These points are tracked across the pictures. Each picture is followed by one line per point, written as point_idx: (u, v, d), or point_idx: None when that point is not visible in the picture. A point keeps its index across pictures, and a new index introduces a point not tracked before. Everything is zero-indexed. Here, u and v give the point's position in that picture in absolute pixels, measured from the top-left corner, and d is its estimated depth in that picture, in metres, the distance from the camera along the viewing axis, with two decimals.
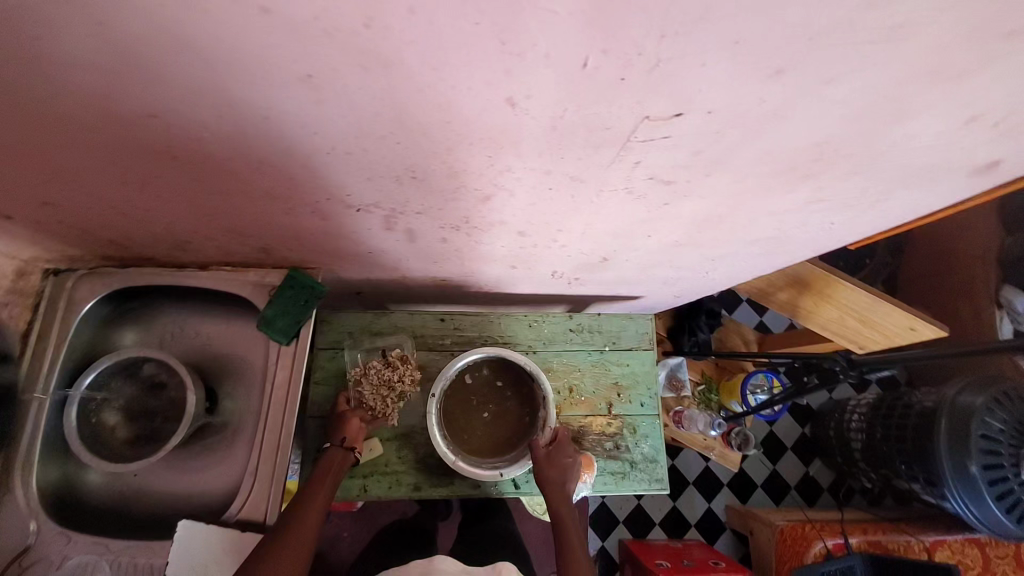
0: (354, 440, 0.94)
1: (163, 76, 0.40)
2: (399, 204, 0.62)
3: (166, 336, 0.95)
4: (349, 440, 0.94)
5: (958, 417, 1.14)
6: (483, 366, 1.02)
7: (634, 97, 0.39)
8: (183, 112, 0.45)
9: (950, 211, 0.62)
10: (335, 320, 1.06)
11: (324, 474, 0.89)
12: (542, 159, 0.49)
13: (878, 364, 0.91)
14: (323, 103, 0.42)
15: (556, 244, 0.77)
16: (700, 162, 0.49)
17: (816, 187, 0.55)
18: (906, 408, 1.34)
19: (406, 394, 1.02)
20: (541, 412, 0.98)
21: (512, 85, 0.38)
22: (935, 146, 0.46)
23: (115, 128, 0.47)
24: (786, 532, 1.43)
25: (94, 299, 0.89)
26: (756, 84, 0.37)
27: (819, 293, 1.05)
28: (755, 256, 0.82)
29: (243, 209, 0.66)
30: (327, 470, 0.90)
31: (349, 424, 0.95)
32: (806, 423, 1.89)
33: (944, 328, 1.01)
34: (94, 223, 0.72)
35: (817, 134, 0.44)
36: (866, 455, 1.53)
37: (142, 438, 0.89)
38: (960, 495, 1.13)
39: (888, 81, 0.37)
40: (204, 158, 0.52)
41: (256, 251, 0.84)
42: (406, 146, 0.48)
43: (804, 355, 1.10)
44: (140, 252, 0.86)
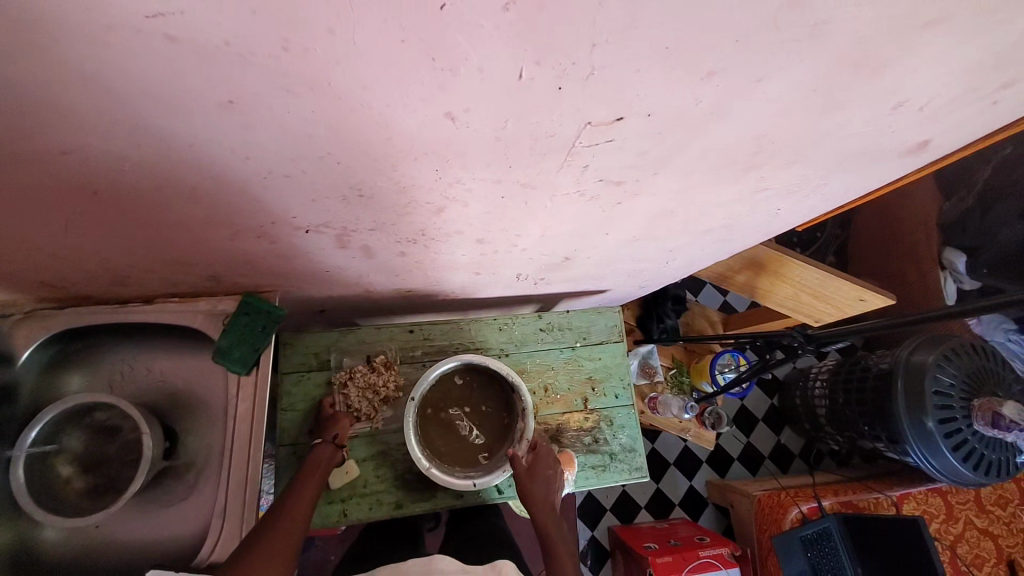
0: (342, 437, 0.93)
1: (70, 111, 0.37)
2: (350, 223, 0.60)
3: (116, 377, 0.90)
4: (339, 435, 0.92)
5: (913, 376, 1.20)
6: (467, 372, 1.01)
7: (574, 105, 0.39)
8: (98, 146, 0.41)
9: (887, 189, 0.65)
10: (298, 342, 1.02)
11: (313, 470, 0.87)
12: (490, 169, 0.48)
13: (833, 337, 0.95)
14: (252, 128, 0.40)
15: (516, 248, 0.76)
16: (646, 161, 0.49)
17: (761, 177, 0.56)
18: (864, 371, 1.40)
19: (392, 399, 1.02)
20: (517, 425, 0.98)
21: (448, 99, 0.37)
22: (867, 132, 0.48)
23: (25, 168, 0.44)
24: (763, 501, 1.53)
25: (31, 346, 0.82)
26: (691, 86, 0.37)
27: (774, 273, 1.08)
28: (712, 243, 0.83)
29: (183, 239, 0.62)
30: (315, 467, 0.88)
31: (338, 421, 0.94)
32: (775, 395, 1.97)
33: (891, 296, 1.06)
34: (18, 266, 0.66)
35: (757, 128, 0.45)
36: (832, 420, 1.60)
37: (99, 488, 0.84)
38: (920, 449, 1.19)
39: (817, 75, 0.38)
40: (132, 191, 0.49)
41: (204, 280, 0.80)
42: (348, 165, 0.46)
43: (766, 333, 1.14)
44: (77, 291, 0.80)
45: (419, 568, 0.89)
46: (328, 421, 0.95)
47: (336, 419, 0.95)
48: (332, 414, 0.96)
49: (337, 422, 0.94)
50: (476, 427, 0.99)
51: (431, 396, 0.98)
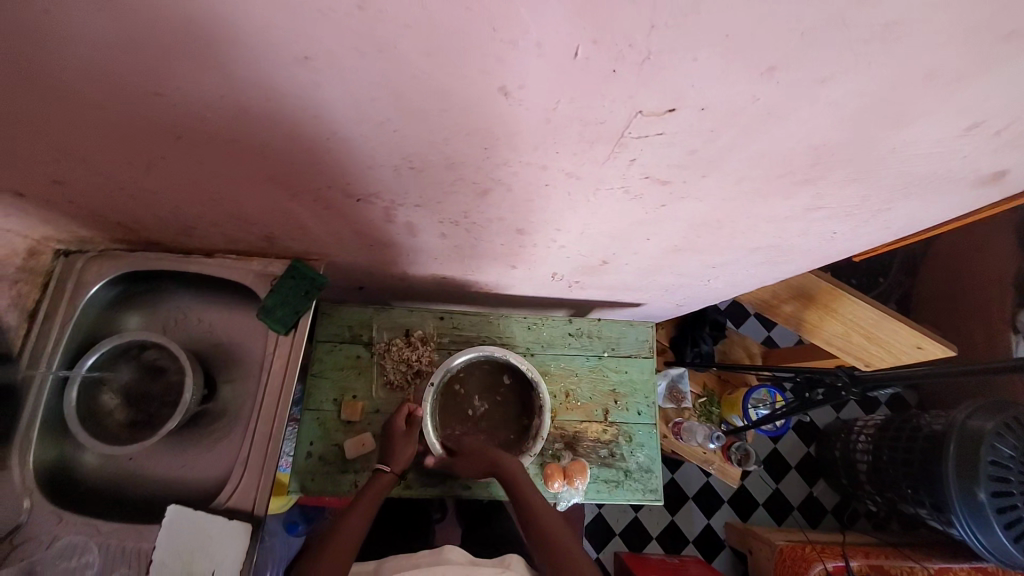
0: (402, 468, 0.91)
1: (168, 55, 0.41)
2: (398, 196, 0.63)
3: (169, 322, 0.96)
4: (399, 467, 0.91)
5: (967, 440, 1.11)
6: (489, 363, 1.02)
7: (627, 91, 0.39)
8: (186, 90, 0.45)
9: (959, 222, 0.61)
10: (335, 314, 1.06)
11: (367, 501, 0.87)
12: (538, 153, 0.49)
13: (882, 380, 0.89)
14: (321, 86, 0.42)
15: (555, 245, 0.76)
16: (695, 162, 0.49)
17: (816, 194, 0.54)
18: (913, 430, 1.30)
19: (424, 374, 1.05)
20: (534, 421, 0.98)
21: (506, 73, 0.38)
22: (934, 155, 0.46)
23: (121, 106, 0.48)
24: (785, 552, 1.41)
25: (102, 281, 0.91)
26: (749, 82, 0.37)
27: (823, 307, 1.03)
28: (758, 264, 0.81)
29: (245, 195, 0.66)
30: (371, 497, 0.88)
31: (404, 449, 0.92)
32: (810, 442, 1.86)
33: (952, 346, 0.98)
34: (102, 204, 0.73)
35: (817, 135, 0.43)
36: (872, 478, 1.49)
37: (139, 423, 0.90)
38: (967, 523, 1.09)
39: (884, 83, 0.36)
40: (207, 139, 0.53)
41: (259, 240, 0.85)
42: (405, 134, 0.48)
43: (806, 369, 1.08)
44: (148, 237, 0.87)
45: (429, 560, 0.91)
46: (394, 444, 0.93)
47: (403, 444, 0.93)
48: (402, 434, 0.94)
49: (402, 449, 0.93)
50: (493, 419, 1.01)
51: (458, 379, 1.00)
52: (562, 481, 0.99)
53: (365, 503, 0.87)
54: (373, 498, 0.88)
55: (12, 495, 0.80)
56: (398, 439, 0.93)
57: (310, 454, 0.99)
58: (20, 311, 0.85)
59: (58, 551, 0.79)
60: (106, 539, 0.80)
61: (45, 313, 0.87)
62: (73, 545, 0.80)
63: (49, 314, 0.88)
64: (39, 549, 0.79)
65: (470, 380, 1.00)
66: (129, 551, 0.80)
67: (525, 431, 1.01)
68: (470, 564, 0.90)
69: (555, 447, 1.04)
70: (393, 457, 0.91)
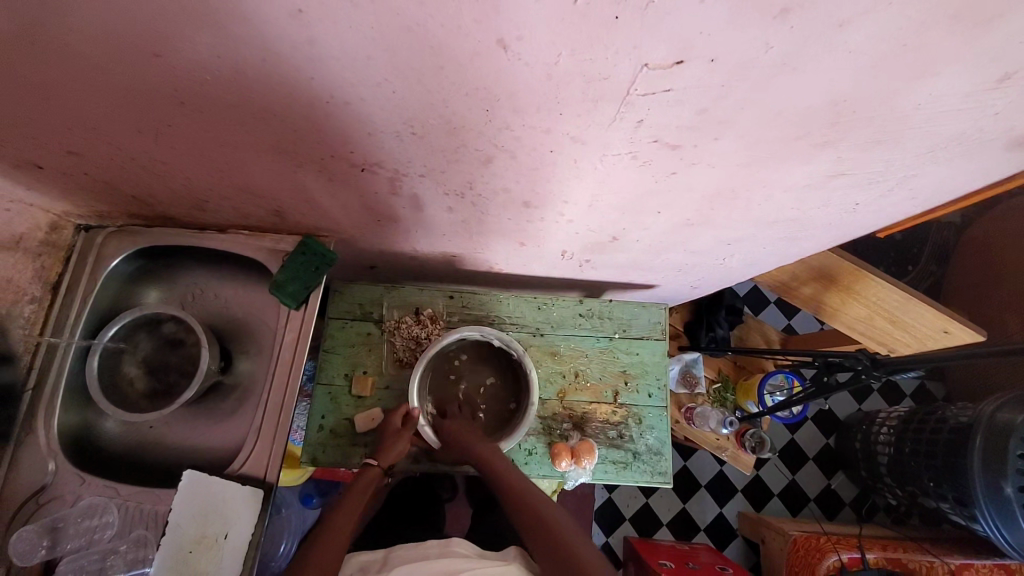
0: (390, 462, 0.90)
1: (166, 15, 0.41)
2: (404, 165, 0.62)
3: (188, 296, 0.98)
4: (388, 461, 0.90)
5: (995, 434, 1.05)
6: (447, 357, 1.02)
7: (631, 41, 0.37)
8: (185, 51, 0.45)
9: (1001, 187, 0.57)
10: (346, 292, 1.07)
11: (356, 496, 0.87)
12: (540, 115, 0.48)
13: (904, 364, 0.85)
14: (316, 43, 0.42)
15: (563, 219, 0.74)
16: (705, 122, 0.46)
17: (836, 158, 0.52)
18: (938, 422, 1.25)
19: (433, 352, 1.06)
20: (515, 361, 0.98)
21: (502, 23, 0.37)
22: (965, 110, 0.44)
23: (125, 69, 0.49)
24: (799, 543, 1.37)
25: (121, 256, 0.92)
26: (762, 27, 0.35)
27: (845, 288, 0.99)
28: (775, 241, 0.78)
29: (252, 164, 0.67)
30: (360, 492, 0.88)
31: (397, 443, 0.91)
32: (830, 433, 1.81)
33: (982, 332, 0.93)
34: (116, 176, 0.74)
35: (837, 88, 0.41)
36: (893, 470, 1.45)
37: (158, 392, 0.92)
38: (991, 519, 1.04)
39: (908, 23, 0.34)
40: (210, 103, 0.53)
41: (270, 214, 0.86)
42: (403, 95, 0.47)
43: (825, 353, 1.04)
44: (162, 211, 0.88)
45: (435, 550, 0.91)
46: (388, 438, 0.92)
47: (395, 440, 0.92)
48: (396, 430, 0.93)
49: (395, 444, 0.91)
50: (490, 391, 1.02)
51: (450, 361, 1.02)
52: (569, 461, 0.99)
53: (355, 496, 0.87)
54: (362, 492, 0.88)
55: (37, 456, 0.83)
56: (391, 435, 0.92)
57: (322, 427, 1.00)
58: (43, 283, 0.87)
59: (81, 510, 0.82)
60: (125, 501, 0.83)
61: (66, 285, 0.90)
62: (94, 505, 0.82)
63: (71, 286, 0.90)
64: (63, 508, 0.82)
65: (448, 376, 1.01)
66: (146, 513, 0.83)
67: (508, 418, 1.00)
68: (474, 557, 0.91)
69: (563, 428, 1.04)
70: (382, 452, 0.91)
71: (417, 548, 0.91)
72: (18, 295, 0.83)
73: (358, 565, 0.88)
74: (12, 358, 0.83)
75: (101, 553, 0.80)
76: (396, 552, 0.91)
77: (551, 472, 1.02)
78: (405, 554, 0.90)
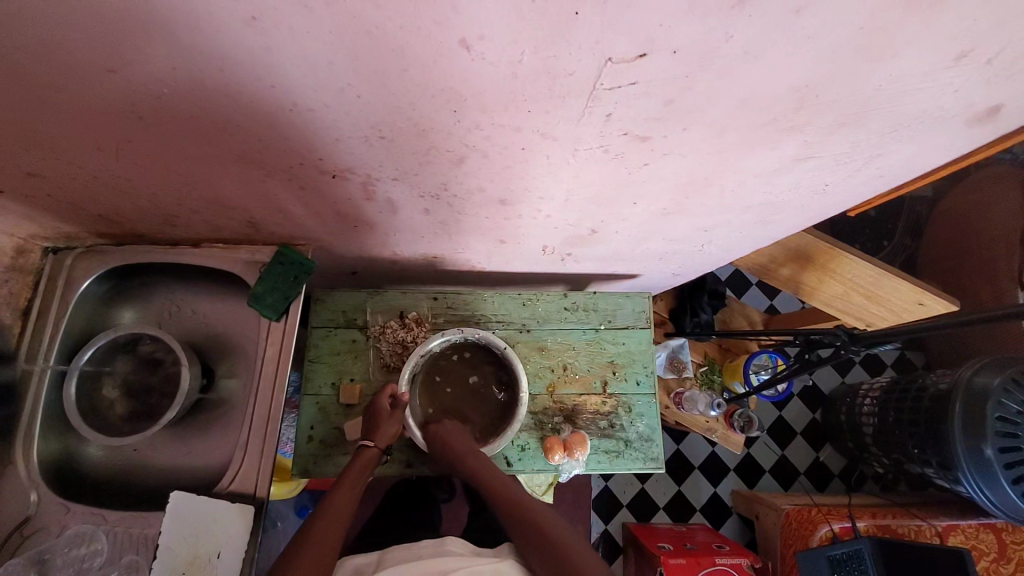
0: (387, 443, 0.90)
1: (113, 28, 0.39)
2: (375, 169, 0.61)
3: (164, 315, 0.96)
4: (382, 443, 0.89)
5: (973, 399, 1.08)
6: (433, 364, 1.01)
7: (593, 36, 0.37)
8: (138, 65, 0.44)
9: (965, 160, 0.58)
10: (328, 299, 1.05)
11: (354, 475, 0.86)
12: (509, 114, 0.48)
13: (884, 337, 0.87)
14: (273, 50, 0.41)
15: (540, 215, 0.74)
16: (672, 113, 0.47)
17: (803, 142, 0.52)
18: (919, 390, 1.29)
19: None
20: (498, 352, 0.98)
21: (462, 23, 0.36)
22: (925, 88, 0.44)
23: (78, 86, 0.47)
24: (792, 516, 1.41)
25: (91, 277, 0.90)
26: (721, 16, 0.35)
27: (821, 267, 1.01)
28: (751, 225, 0.79)
29: (220, 177, 0.65)
30: (355, 477, 0.87)
31: (388, 425, 0.90)
32: (816, 408, 1.85)
33: (954, 302, 0.97)
34: (80, 196, 0.72)
35: (800, 73, 0.41)
36: (878, 439, 1.49)
37: (140, 414, 0.90)
38: (974, 479, 1.07)
39: (862, 9, 0.35)
40: (170, 117, 0.52)
41: (244, 226, 0.84)
42: (368, 99, 0.46)
43: (806, 331, 1.06)
44: (132, 228, 0.86)
45: (430, 550, 0.91)
46: (379, 420, 0.91)
47: (387, 421, 0.91)
48: (387, 411, 0.92)
49: (387, 425, 0.91)
50: (482, 387, 1.02)
51: (443, 361, 1.01)
52: (562, 454, 0.99)
53: (354, 474, 0.87)
54: (360, 472, 0.88)
55: (19, 488, 0.81)
56: (383, 416, 0.91)
57: (312, 437, 0.99)
58: (12, 310, 0.85)
59: (69, 538, 0.80)
60: (114, 526, 0.81)
61: (36, 310, 0.87)
62: (82, 533, 0.80)
63: (41, 311, 0.87)
64: (49, 538, 0.80)
65: (439, 381, 1.01)
66: (136, 537, 0.81)
67: (493, 421, 1.00)
68: (470, 555, 0.91)
69: (555, 421, 1.04)
70: (377, 433, 0.90)
71: (414, 548, 0.92)
72: None
73: (353, 567, 0.88)
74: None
75: None
76: (390, 553, 0.92)
77: (545, 466, 1.02)
78: (400, 555, 0.89)
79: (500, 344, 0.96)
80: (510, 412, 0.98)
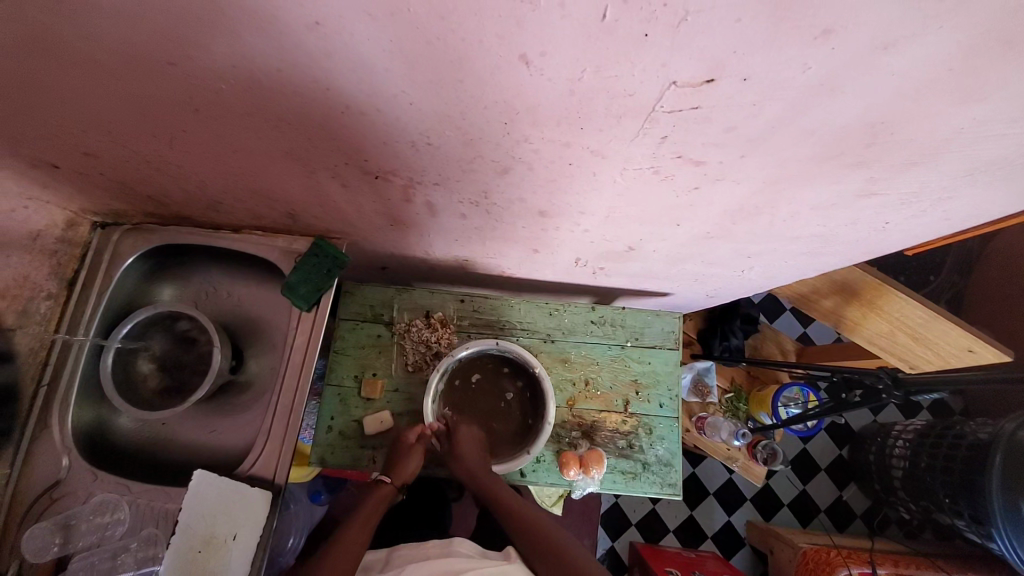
0: (404, 480, 0.90)
1: (178, 24, 0.40)
2: (418, 174, 0.61)
3: (201, 295, 0.99)
4: (401, 478, 0.90)
5: (1018, 454, 1.00)
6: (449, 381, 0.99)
7: (659, 58, 0.36)
8: (201, 60, 0.44)
9: None
10: (358, 293, 1.06)
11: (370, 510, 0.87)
12: (561, 130, 0.46)
13: (925, 385, 0.82)
14: (332, 54, 0.41)
15: (578, 229, 0.73)
16: (734, 140, 0.45)
17: (869, 178, 0.50)
18: (957, 438, 1.21)
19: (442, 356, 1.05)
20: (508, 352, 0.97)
21: (524, 39, 0.35)
22: (1010, 134, 0.42)
23: (141, 76, 0.48)
24: (809, 555, 1.35)
25: (135, 254, 0.93)
26: (800, 47, 0.34)
27: (866, 302, 0.97)
28: (798, 255, 0.75)
29: (264, 169, 0.66)
30: (372, 509, 0.88)
31: (410, 460, 0.91)
32: (843, 444, 1.78)
33: (1008, 352, 0.90)
34: (132, 177, 0.74)
35: (873, 109, 0.39)
36: (908, 485, 1.42)
37: (171, 389, 0.92)
38: (1009, 538, 0.99)
39: (953, 51, 0.33)
40: (225, 111, 0.53)
41: (283, 216, 0.85)
42: (420, 106, 0.46)
43: (843, 369, 1.01)
44: (177, 211, 0.88)
45: (437, 550, 0.92)
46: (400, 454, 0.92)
47: (408, 456, 0.91)
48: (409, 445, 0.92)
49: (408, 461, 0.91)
50: (499, 394, 1.01)
51: (462, 373, 1.00)
52: (578, 470, 0.97)
53: (369, 509, 0.88)
54: (375, 507, 0.88)
55: (52, 451, 0.84)
56: (405, 451, 0.92)
57: (331, 428, 1.00)
58: (60, 279, 0.88)
59: (95, 506, 0.82)
60: (136, 498, 0.83)
61: (82, 281, 0.90)
62: (106, 502, 0.83)
63: (86, 283, 0.90)
64: (76, 503, 0.82)
65: (459, 395, 1.00)
66: (157, 510, 0.83)
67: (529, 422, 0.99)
68: (478, 557, 0.91)
69: (572, 436, 1.03)
70: (396, 469, 0.90)
71: (422, 547, 0.92)
72: (34, 292, 0.83)
73: (362, 563, 0.89)
74: (28, 348, 0.84)
75: (112, 551, 0.81)
76: (398, 552, 0.92)
77: (559, 480, 1.00)
78: (408, 555, 0.90)
79: (510, 347, 0.95)
80: (539, 411, 0.97)
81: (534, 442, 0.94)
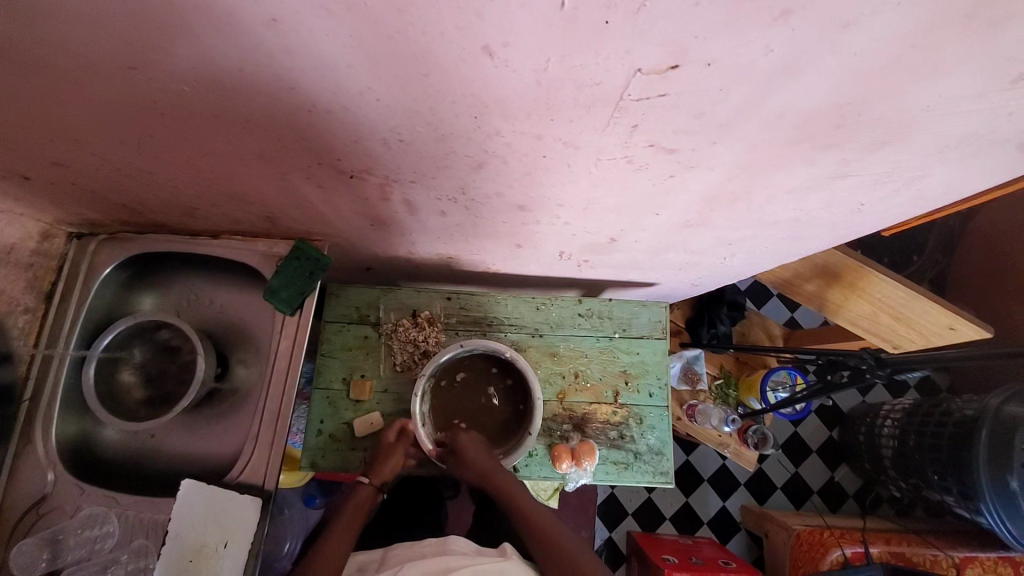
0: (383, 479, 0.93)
1: (132, 25, 0.39)
2: (393, 171, 0.60)
3: (183, 303, 0.97)
4: (380, 477, 0.93)
5: (1002, 427, 1.01)
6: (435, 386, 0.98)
7: (621, 45, 0.36)
8: (161, 62, 0.44)
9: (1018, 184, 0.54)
10: (343, 295, 1.05)
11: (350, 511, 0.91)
12: (531, 122, 0.46)
13: (908, 364, 0.83)
14: (293, 52, 0.40)
15: (559, 222, 0.72)
16: (704, 125, 0.44)
17: (841, 159, 0.50)
18: (944, 415, 1.23)
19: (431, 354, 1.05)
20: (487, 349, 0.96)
21: (485, 30, 0.35)
22: (974, 111, 0.42)
23: (101, 81, 0.47)
24: (803, 537, 1.37)
25: (113, 264, 0.91)
26: (761, 29, 0.33)
27: (848, 285, 0.98)
28: (778, 240, 0.76)
29: (238, 172, 0.65)
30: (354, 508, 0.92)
31: (388, 459, 0.93)
32: (834, 426, 1.80)
33: (988, 328, 0.92)
34: (104, 186, 0.73)
35: (838, 90, 0.39)
36: (897, 463, 1.44)
37: (155, 399, 0.91)
38: (995, 510, 1.01)
39: (911, 28, 0.33)
40: (192, 114, 0.52)
41: (262, 220, 0.84)
42: (388, 103, 0.45)
43: (829, 352, 1.02)
44: (154, 219, 0.87)
45: (432, 548, 0.92)
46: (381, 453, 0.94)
47: (388, 455, 0.94)
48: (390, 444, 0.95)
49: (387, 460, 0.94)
50: (486, 392, 1.00)
51: (446, 374, 0.99)
52: (570, 463, 0.98)
53: (348, 515, 0.91)
54: (356, 507, 0.92)
55: (37, 466, 0.83)
56: (385, 450, 0.94)
57: (321, 432, 1.00)
58: (36, 292, 0.86)
59: (82, 520, 0.81)
60: (125, 510, 0.82)
61: (60, 293, 0.89)
62: (94, 515, 0.81)
63: (64, 295, 0.89)
64: (63, 518, 0.81)
65: (447, 398, 0.99)
66: (146, 522, 0.82)
67: (520, 417, 1.00)
68: (473, 554, 0.91)
69: (563, 429, 1.03)
70: (375, 469, 0.93)
71: (417, 546, 0.92)
72: (11, 306, 0.82)
73: (358, 565, 0.89)
74: (6, 363, 0.83)
75: (102, 564, 0.79)
76: (393, 552, 0.92)
77: (551, 473, 1.01)
78: (403, 554, 0.90)
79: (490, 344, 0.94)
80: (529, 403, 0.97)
81: (527, 436, 0.94)
